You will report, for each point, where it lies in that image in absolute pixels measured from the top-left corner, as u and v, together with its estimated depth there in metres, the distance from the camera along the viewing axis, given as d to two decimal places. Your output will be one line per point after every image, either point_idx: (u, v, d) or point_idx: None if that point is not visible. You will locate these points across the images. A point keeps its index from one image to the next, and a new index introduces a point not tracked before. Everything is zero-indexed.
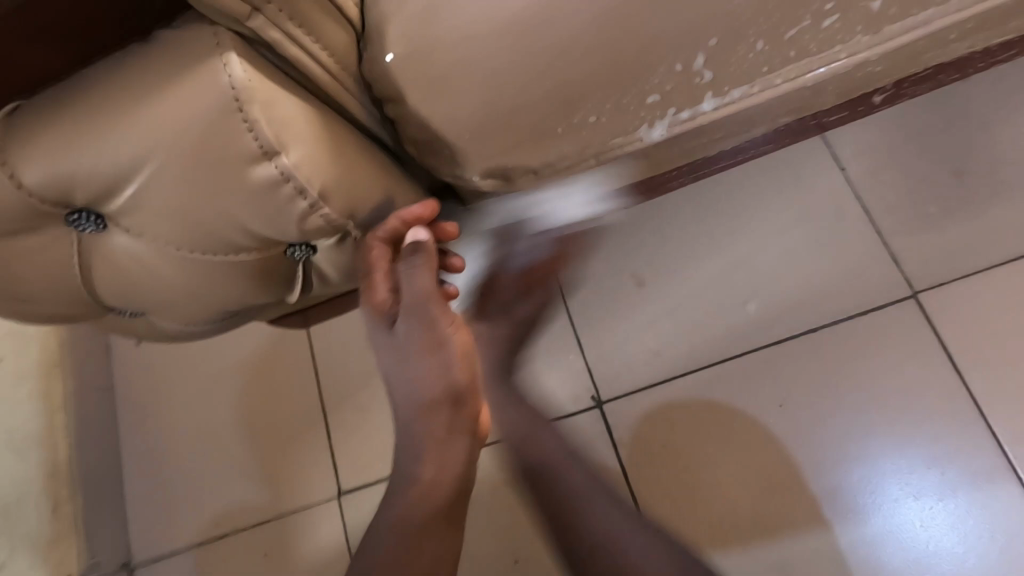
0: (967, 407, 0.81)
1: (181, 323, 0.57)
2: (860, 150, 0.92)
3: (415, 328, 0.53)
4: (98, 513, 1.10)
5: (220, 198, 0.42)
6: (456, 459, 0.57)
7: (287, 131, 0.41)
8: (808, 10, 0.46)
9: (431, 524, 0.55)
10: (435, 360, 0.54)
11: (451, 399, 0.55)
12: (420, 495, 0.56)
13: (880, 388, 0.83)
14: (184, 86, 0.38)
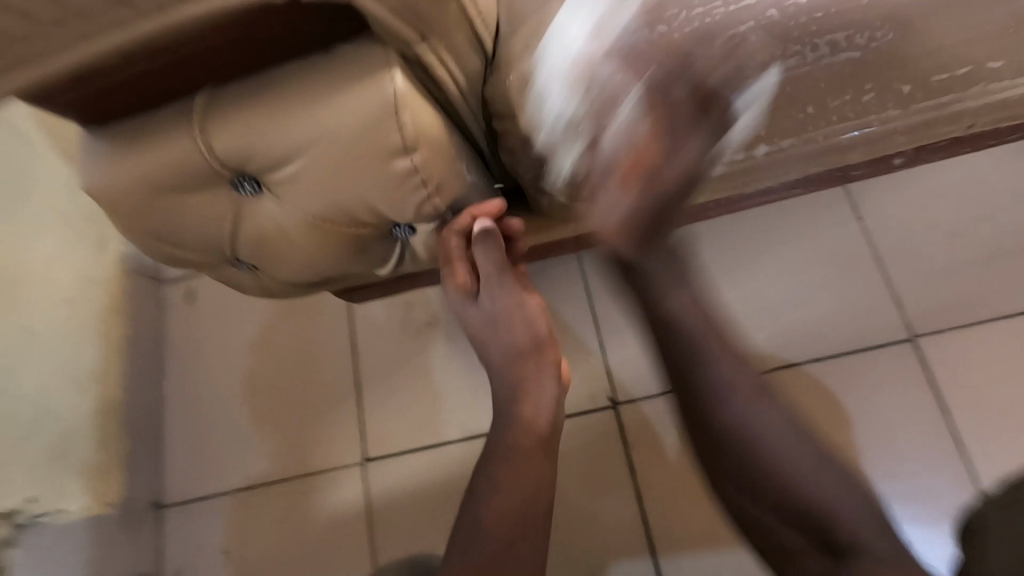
0: (952, 445, 0.89)
1: (285, 281, 0.67)
2: (876, 202, 1.02)
3: (500, 294, 0.64)
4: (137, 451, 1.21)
5: (362, 181, 0.52)
6: (546, 399, 0.64)
7: (426, 133, 0.51)
8: (850, 88, 0.55)
9: (530, 463, 0.62)
10: (518, 311, 0.64)
11: (532, 344, 0.65)
12: (519, 439, 0.62)
13: (875, 417, 0.92)
14: (357, 89, 0.47)
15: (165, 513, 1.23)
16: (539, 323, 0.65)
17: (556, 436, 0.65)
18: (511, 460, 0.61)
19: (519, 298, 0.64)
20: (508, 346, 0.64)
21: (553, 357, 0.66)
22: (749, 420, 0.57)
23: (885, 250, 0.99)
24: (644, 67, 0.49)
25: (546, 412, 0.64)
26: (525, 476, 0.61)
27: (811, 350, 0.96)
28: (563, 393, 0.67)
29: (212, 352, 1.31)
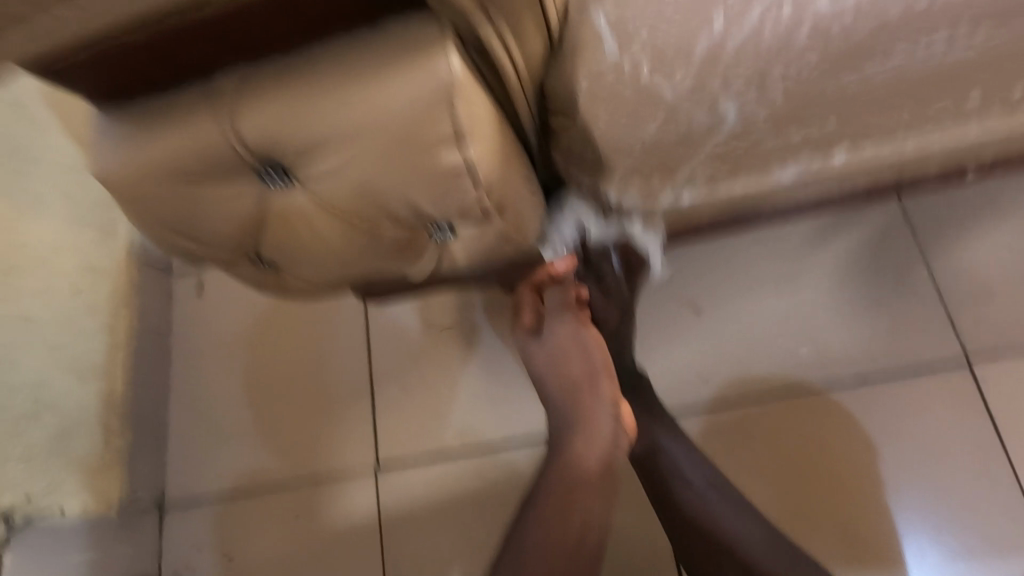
0: (1007, 476, 0.85)
1: (311, 282, 0.61)
2: (935, 217, 0.95)
3: (561, 326, 0.65)
4: (141, 450, 1.16)
5: (405, 176, 0.46)
6: (601, 438, 0.61)
7: (478, 123, 0.45)
8: (954, 91, 0.47)
9: (578, 500, 0.60)
10: (578, 343, 0.65)
11: (589, 376, 0.64)
12: (570, 475, 0.60)
13: (925, 442, 0.87)
14: (406, 69, 0.42)
15: (166, 514, 1.17)
16: (597, 354, 0.64)
17: (610, 480, 0.61)
18: (560, 496, 0.59)
19: (579, 330, 0.65)
20: (564, 375, 0.64)
21: (610, 391, 0.64)
22: (708, 512, 0.69)
23: (940, 269, 0.93)
24: (731, 58, 0.43)
25: (600, 449, 0.61)
26: (572, 513, 0.59)
27: (856, 371, 0.92)
28: (625, 436, 0.64)
29: (222, 349, 1.25)
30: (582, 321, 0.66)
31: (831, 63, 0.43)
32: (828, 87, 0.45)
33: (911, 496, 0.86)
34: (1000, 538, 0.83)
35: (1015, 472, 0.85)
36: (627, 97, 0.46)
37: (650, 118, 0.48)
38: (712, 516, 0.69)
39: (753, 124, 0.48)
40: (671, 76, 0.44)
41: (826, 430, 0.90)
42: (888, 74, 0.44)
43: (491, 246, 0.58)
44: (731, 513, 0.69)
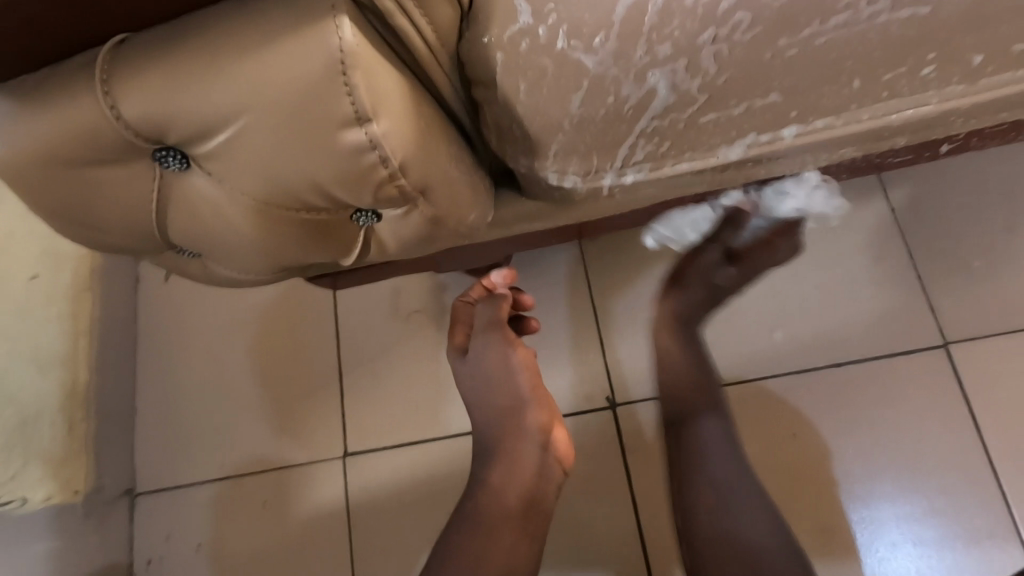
0: (980, 464, 0.84)
1: (235, 270, 0.58)
2: (917, 193, 0.93)
3: (486, 350, 0.63)
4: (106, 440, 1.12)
5: (308, 159, 0.43)
6: (522, 473, 0.64)
7: (383, 99, 0.41)
8: (908, 59, 0.43)
9: (499, 535, 0.62)
10: (505, 371, 0.63)
11: (515, 407, 0.64)
12: (491, 511, 0.63)
13: (893, 433, 0.86)
14: (294, 42, 0.38)
15: (137, 500, 1.15)
16: (524, 382, 0.64)
17: (534, 511, 0.64)
18: (480, 531, 0.62)
19: (507, 353, 0.63)
20: (492, 401, 0.65)
21: (538, 423, 0.64)
22: (718, 490, 0.68)
23: (919, 247, 0.91)
24: (655, 22, 0.39)
25: (521, 486, 0.63)
26: (491, 550, 0.62)
27: (828, 355, 0.90)
28: (552, 465, 0.65)
29: (190, 335, 1.22)
30: (510, 341, 0.63)
31: (766, 26, 0.39)
32: (766, 54, 0.41)
33: (877, 487, 0.85)
34: (972, 522, 0.82)
35: (990, 460, 0.84)
36: (547, 68, 0.42)
37: (574, 91, 0.44)
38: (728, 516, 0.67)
39: (688, 95, 0.44)
40: (591, 44, 0.40)
41: (798, 414, 0.89)
42: (830, 37, 0.40)
43: (421, 227, 0.55)
44: (756, 520, 0.67)
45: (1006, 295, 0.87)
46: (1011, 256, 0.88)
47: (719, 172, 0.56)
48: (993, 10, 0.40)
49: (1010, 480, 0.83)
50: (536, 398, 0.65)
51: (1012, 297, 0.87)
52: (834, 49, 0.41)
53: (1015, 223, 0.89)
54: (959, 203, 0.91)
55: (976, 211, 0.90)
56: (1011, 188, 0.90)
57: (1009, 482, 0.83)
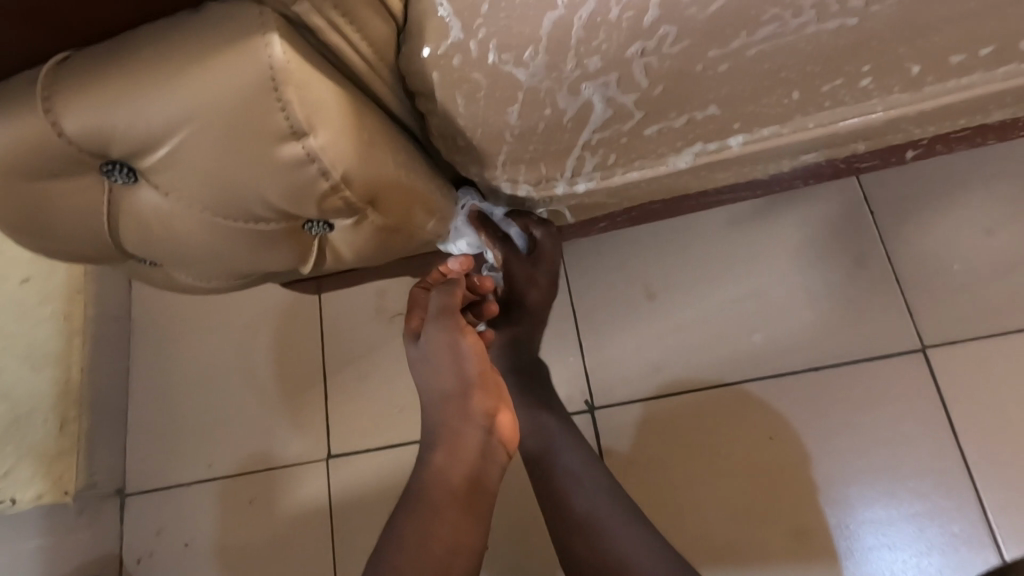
0: (957, 469, 0.83)
1: (195, 278, 0.59)
2: (898, 199, 0.92)
3: (435, 336, 0.66)
4: (101, 436, 1.14)
5: (248, 172, 0.44)
6: (466, 454, 0.66)
7: (319, 113, 0.42)
8: (844, 70, 0.43)
9: (442, 520, 0.63)
10: (453, 356, 0.66)
11: (461, 391, 0.66)
12: (434, 489, 0.65)
13: (870, 438, 0.85)
14: (226, 59, 0.39)
15: (126, 500, 1.16)
16: (470, 366, 0.66)
17: (478, 492, 0.66)
18: (423, 516, 0.63)
19: (455, 340, 0.66)
20: (438, 386, 0.67)
21: (483, 408, 0.67)
22: (582, 511, 0.69)
23: (897, 251, 0.90)
24: (582, 35, 0.39)
25: (464, 466, 0.66)
26: (433, 532, 0.62)
27: (805, 359, 0.89)
28: (494, 449, 0.68)
29: (178, 337, 1.23)
30: (460, 329, 0.66)
31: (693, 40, 0.39)
32: (697, 65, 0.41)
33: (853, 492, 0.84)
34: (948, 529, 0.81)
35: (968, 466, 0.83)
36: (481, 82, 0.43)
37: (510, 103, 0.44)
38: (602, 532, 0.67)
39: (624, 109, 0.45)
40: (522, 58, 0.41)
41: (773, 418, 0.88)
42: (761, 50, 0.40)
43: (374, 238, 0.55)
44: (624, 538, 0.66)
45: (986, 299, 0.86)
46: (991, 259, 0.87)
47: (672, 178, 0.56)
48: (924, 19, 0.39)
49: (986, 488, 0.81)
50: (481, 382, 0.67)
51: (993, 302, 0.86)
52: (767, 59, 0.41)
53: (996, 225, 0.88)
54: (939, 206, 0.90)
55: (955, 214, 0.89)
56: (995, 191, 0.89)
57: (986, 491, 0.81)
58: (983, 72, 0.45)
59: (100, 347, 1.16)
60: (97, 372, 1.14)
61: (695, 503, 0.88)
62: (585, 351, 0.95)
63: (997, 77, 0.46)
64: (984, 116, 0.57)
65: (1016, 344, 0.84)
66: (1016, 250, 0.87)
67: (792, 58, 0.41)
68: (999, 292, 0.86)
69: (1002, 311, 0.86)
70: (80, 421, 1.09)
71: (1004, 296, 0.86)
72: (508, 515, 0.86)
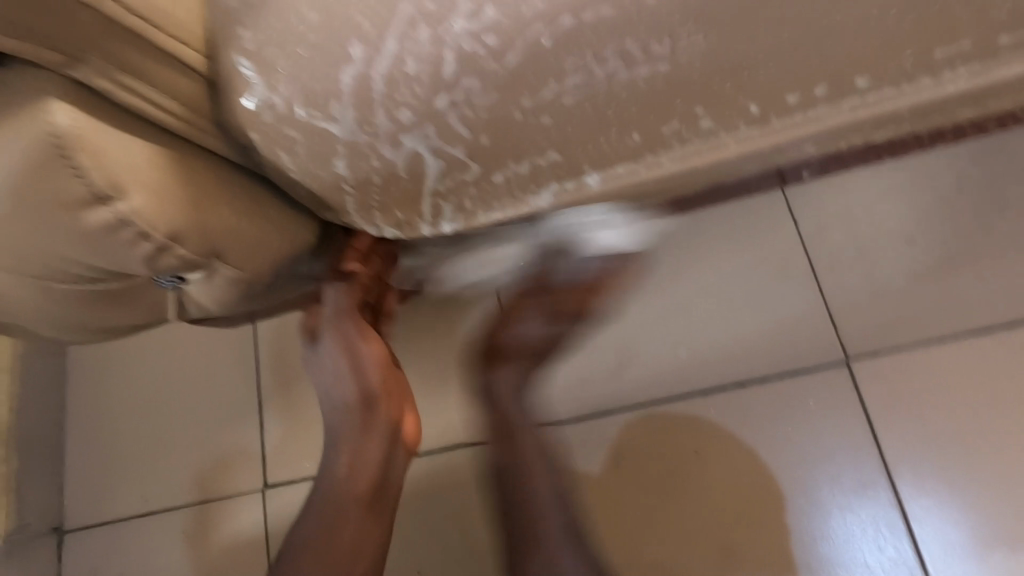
0: (931, 472, 0.75)
1: (56, 335, 0.56)
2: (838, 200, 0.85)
3: (331, 343, 0.60)
4: (35, 474, 1.05)
5: (60, 239, 0.42)
6: (368, 459, 0.59)
7: (123, 175, 0.40)
8: (676, 111, 0.42)
9: (343, 529, 0.57)
10: (350, 363, 0.60)
11: (363, 403, 0.60)
12: (333, 499, 0.58)
13: (827, 454, 0.78)
14: (9, 128, 0.37)
15: (66, 537, 1.06)
16: (374, 375, 0.60)
17: (384, 497, 0.60)
18: (320, 526, 0.57)
19: (353, 344, 0.60)
20: (338, 396, 0.60)
21: (387, 416, 0.60)
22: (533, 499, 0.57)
23: (820, 258, 0.83)
24: (384, 89, 0.38)
25: (368, 473, 0.58)
26: (335, 543, 0.56)
27: (733, 375, 0.82)
28: (400, 454, 0.62)
29: (110, 368, 1.14)
30: (355, 337, 0.60)
31: (500, 89, 0.38)
32: (515, 113, 0.39)
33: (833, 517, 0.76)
34: (885, 547, 0.74)
35: (935, 466, 0.75)
36: (298, 138, 0.41)
37: (334, 156, 0.42)
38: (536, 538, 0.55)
39: (455, 158, 0.43)
40: (330, 112, 0.39)
41: (709, 439, 0.81)
42: (577, 97, 0.39)
43: (232, 288, 0.53)
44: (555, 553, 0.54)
45: (941, 300, 0.79)
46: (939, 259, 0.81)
47: (542, 214, 0.53)
48: (734, 61, 0.38)
49: (913, 503, 0.75)
50: (386, 390, 0.60)
51: (947, 300, 0.79)
52: (588, 103, 0.39)
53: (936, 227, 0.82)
54: (876, 209, 0.84)
55: (893, 214, 0.83)
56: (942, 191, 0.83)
57: (912, 504, 0.75)
58: (826, 107, 0.44)
59: (32, 380, 1.07)
60: (28, 404, 1.06)
61: (636, 539, 0.80)
62: None
63: (844, 109, 0.44)
64: (876, 131, 0.54)
65: (949, 352, 0.78)
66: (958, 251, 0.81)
67: (612, 100, 0.40)
68: (954, 292, 0.79)
69: (954, 313, 0.79)
70: (10, 462, 1.01)
71: (960, 299, 0.79)
72: None
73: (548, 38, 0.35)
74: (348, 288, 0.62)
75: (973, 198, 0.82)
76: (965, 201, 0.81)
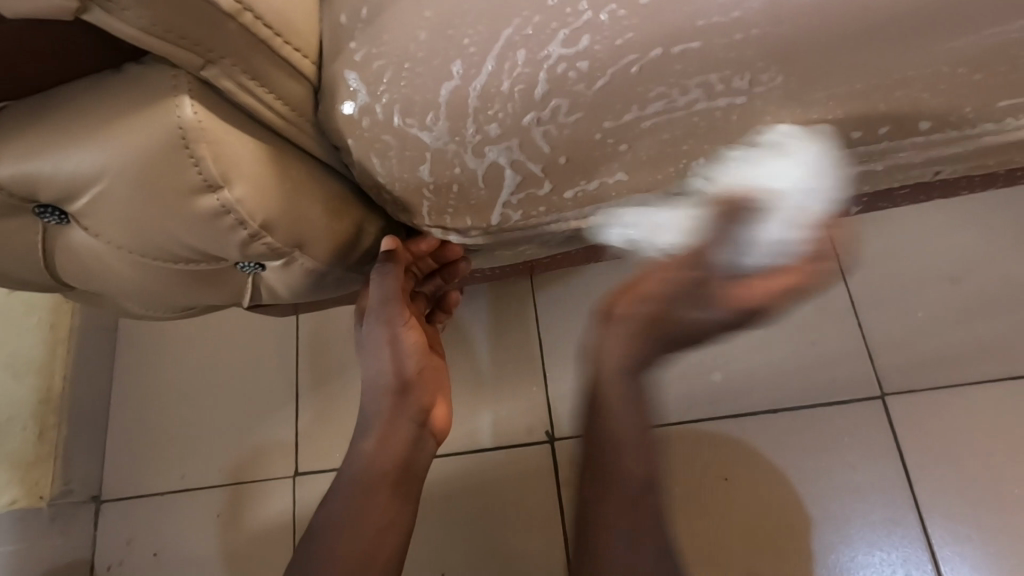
0: (961, 514, 0.75)
1: (138, 308, 0.60)
2: (881, 237, 0.86)
3: (374, 332, 0.61)
4: (81, 443, 1.10)
5: (169, 220, 0.46)
6: (398, 442, 0.62)
7: (233, 168, 0.44)
8: (742, 142, 0.44)
9: (370, 505, 0.60)
10: (390, 352, 0.61)
11: (397, 388, 0.62)
12: (362, 478, 0.61)
13: (856, 488, 0.78)
14: (142, 117, 0.41)
15: (103, 506, 1.11)
16: (409, 363, 0.62)
17: (411, 478, 0.63)
18: (348, 501, 0.60)
19: (394, 334, 0.61)
20: (376, 379, 0.62)
21: (418, 405, 0.63)
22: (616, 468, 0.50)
23: (861, 291, 0.84)
24: (478, 104, 0.41)
25: (396, 455, 0.62)
26: (363, 518, 0.60)
27: (766, 400, 0.83)
28: (429, 442, 0.65)
29: (155, 348, 1.19)
30: (395, 327, 0.60)
31: (585, 110, 0.41)
32: (595, 134, 0.42)
33: (856, 552, 0.76)
34: None
35: (965, 509, 0.75)
36: (391, 144, 0.45)
37: (420, 162, 0.45)
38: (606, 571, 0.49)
39: (531, 172, 0.46)
40: (425, 122, 0.42)
41: (738, 462, 0.82)
42: (655, 119, 0.41)
43: (306, 278, 0.56)
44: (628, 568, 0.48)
45: (981, 342, 0.80)
46: (980, 302, 0.81)
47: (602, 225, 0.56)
48: (805, 97, 0.41)
49: (942, 543, 0.75)
50: (419, 376, 0.63)
51: (987, 344, 0.79)
52: (663, 127, 0.42)
53: (979, 270, 0.82)
54: (918, 248, 0.84)
55: (935, 255, 0.84)
56: (989, 234, 0.83)
57: (943, 545, 0.75)
58: (890, 145, 0.46)
59: (86, 354, 1.13)
60: (81, 375, 1.11)
61: None
62: (549, 383, 0.89)
63: (905, 148, 0.46)
64: (931, 171, 0.55)
65: (988, 396, 0.78)
66: (1004, 294, 0.80)
67: (685, 124, 0.43)
68: (995, 336, 0.79)
69: (993, 356, 0.79)
70: (60, 430, 1.06)
71: (1001, 343, 0.79)
72: (461, 548, 0.85)
73: (636, 68, 0.38)
74: (393, 275, 0.58)
75: (1020, 244, 0.82)
76: (1011, 246, 0.82)
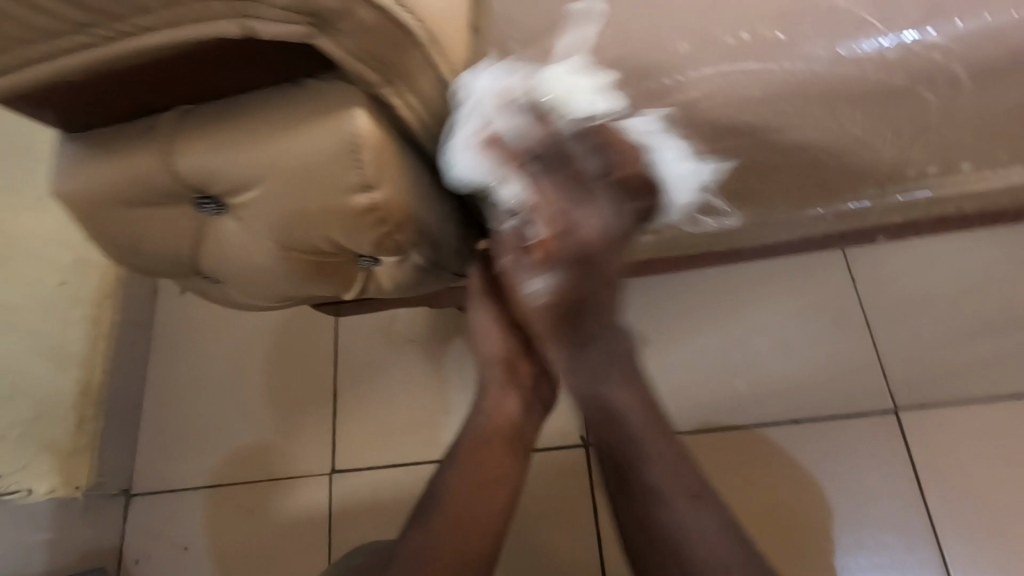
0: (967, 516, 0.83)
1: (249, 296, 0.66)
2: (888, 266, 0.96)
3: (481, 313, 0.65)
4: (113, 435, 1.06)
5: (321, 214, 0.52)
6: (510, 404, 0.62)
7: (385, 171, 0.51)
8: None
9: (488, 461, 0.59)
10: (497, 329, 0.65)
11: (506, 357, 0.64)
12: (480, 433, 0.61)
13: (872, 491, 0.86)
14: (319, 125, 0.48)
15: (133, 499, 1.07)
16: (517, 335, 0.65)
17: (522, 441, 0.62)
18: (465, 458, 0.59)
19: (501, 311, 0.65)
20: (485, 353, 0.65)
21: (528, 372, 0.65)
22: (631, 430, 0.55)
23: (873, 313, 0.93)
24: None
25: (509, 414, 0.62)
26: (480, 473, 0.58)
27: (789, 410, 0.90)
28: (536, 409, 0.65)
29: (185, 342, 1.16)
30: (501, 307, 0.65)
31: None
32: None
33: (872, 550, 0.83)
34: None
35: (969, 512, 0.83)
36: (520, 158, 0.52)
37: None
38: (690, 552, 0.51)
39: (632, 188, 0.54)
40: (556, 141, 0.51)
41: (767, 466, 0.88)
42: None
43: (412, 273, 0.63)
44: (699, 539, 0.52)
45: (983, 362, 0.89)
46: (979, 327, 0.90)
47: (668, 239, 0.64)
48: None
49: (949, 541, 0.82)
50: (528, 345, 0.65)
51: (988, 364, 0.88)
52: None
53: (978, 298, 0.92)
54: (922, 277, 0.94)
55: (939, 283, 0.93)
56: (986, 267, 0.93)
57: (950, 543, 0.82)
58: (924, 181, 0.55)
59: (125, 348, 1.12)
60: (120, 368, 1.10)
61: None
62: None
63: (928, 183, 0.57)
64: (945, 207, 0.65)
65: (992, 411, 0.86)
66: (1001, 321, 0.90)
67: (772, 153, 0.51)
68: (994, 357, 0.88)
69: (995, 375, 0.88)
70: (99, 421, 1.04)
71: (1001, 364, 0.88)
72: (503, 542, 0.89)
73: None
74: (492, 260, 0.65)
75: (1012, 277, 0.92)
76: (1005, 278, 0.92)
